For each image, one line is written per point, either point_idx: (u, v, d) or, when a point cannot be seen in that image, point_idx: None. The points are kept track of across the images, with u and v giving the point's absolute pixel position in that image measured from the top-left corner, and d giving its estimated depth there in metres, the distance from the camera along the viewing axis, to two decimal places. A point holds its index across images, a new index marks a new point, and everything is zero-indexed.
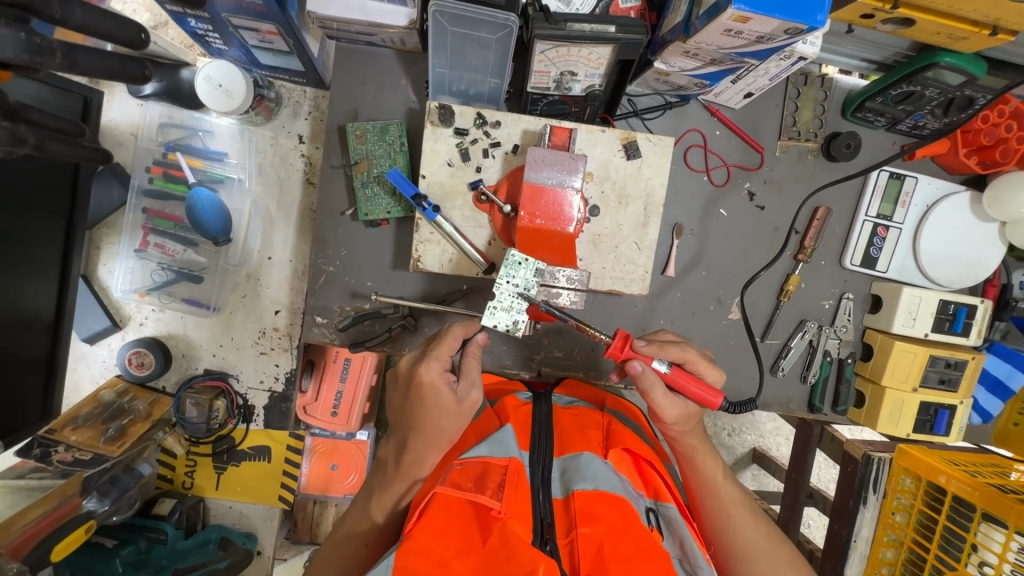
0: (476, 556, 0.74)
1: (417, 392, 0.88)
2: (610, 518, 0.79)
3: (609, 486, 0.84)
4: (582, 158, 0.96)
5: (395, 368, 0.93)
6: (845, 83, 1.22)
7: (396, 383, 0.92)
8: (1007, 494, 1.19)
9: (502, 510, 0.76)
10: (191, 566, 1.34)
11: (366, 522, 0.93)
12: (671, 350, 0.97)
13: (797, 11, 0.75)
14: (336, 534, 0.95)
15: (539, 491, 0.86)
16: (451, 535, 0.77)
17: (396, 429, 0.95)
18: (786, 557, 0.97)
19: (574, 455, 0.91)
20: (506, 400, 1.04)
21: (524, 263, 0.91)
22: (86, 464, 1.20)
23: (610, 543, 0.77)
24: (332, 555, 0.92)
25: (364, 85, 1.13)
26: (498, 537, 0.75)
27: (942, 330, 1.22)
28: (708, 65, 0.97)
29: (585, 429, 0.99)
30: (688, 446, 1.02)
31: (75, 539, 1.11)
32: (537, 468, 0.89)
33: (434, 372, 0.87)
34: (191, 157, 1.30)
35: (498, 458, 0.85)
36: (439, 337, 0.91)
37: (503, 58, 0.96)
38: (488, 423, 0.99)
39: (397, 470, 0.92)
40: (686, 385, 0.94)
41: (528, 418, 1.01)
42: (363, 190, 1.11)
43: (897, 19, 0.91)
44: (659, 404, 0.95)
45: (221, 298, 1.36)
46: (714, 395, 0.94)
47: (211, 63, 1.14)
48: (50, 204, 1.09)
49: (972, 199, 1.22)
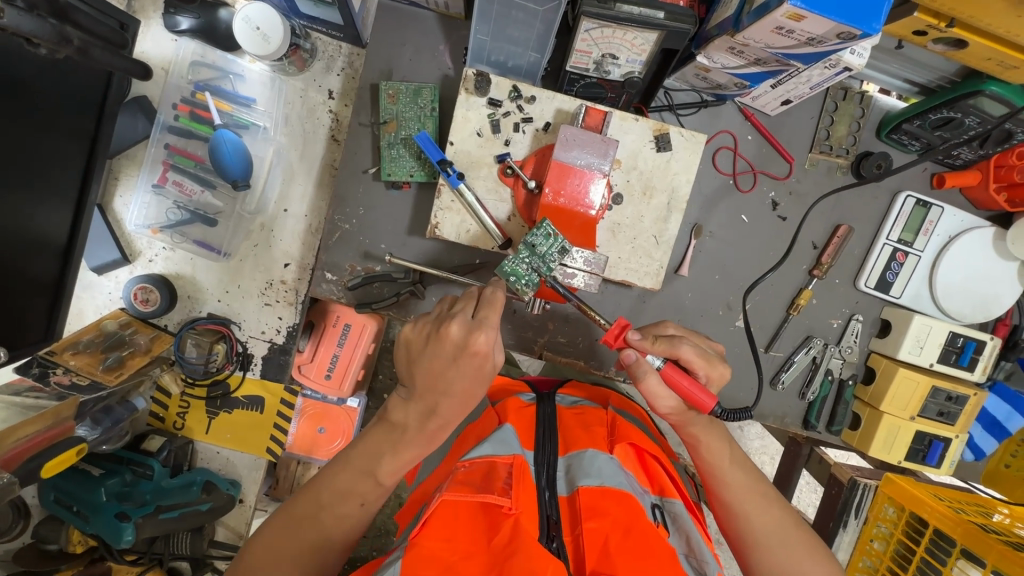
0: (482, 556, 0.77)
1: (470, 362, 0.82)
2: (614, 513, 0.84)
3: (615, 482, 0.88)
4: (613, 143, 0.95)
5: (441, 333, 0.82)
6: (884, 103, 1.20)
7: (440, 348, 0.83)
8: (989, 534, 1.19)
9: (512, 507, 0.81)
10: (172, 504, 1.30)
11: (368, 482, 0.87)
12: (661, 345, 0.94)
13: (852, 15, 0.73)
14: (322, 489, 0.86)
15: (545, 491, 0.92)
16: (459, 538, 0.80)
17: (415, 395, 0.86)
18: (800, 543, 0.96)
19: (578, 453, 0.96)
20: (510, 401, 1.08)
21: (553, 237, 0.92)
22: (83, 390, 1.20)
23: (616, 538, 0.82)
24: (320, 514, 0.84)
25: (401, 46, 1.11)
26: (507, 534, 0.78)
27: (948, 362, 1.21)
28: (751, 65, 0.96)
29: (590, 427, 1.03)
30: (691, 434, 1.00)
31: (66, 460, 1.10)
32: (542, 468, 0.95)
33: (492, 343, 0.82)
34: (219, 99, 1.29)
35: (502, 456, 0.90)
36: (489, 300, 0.84)
37: (546, 34, 0.95)
38: (489, 423, 1.04)
39: (419, 432, 0.87)
40: (678, 382, 0.90)
41: (531, 420, 1.05)
42: (389, 150, 1.10)
43: (950, 40, 0.90)
44: (652, 396, 0.95)
45: (232, 244, 1.36)
46: (706, 397, 0.89)
47: (251, 4, 1.12)
48: (75, 127, 1.08)
49: (996, 235, 1.21)
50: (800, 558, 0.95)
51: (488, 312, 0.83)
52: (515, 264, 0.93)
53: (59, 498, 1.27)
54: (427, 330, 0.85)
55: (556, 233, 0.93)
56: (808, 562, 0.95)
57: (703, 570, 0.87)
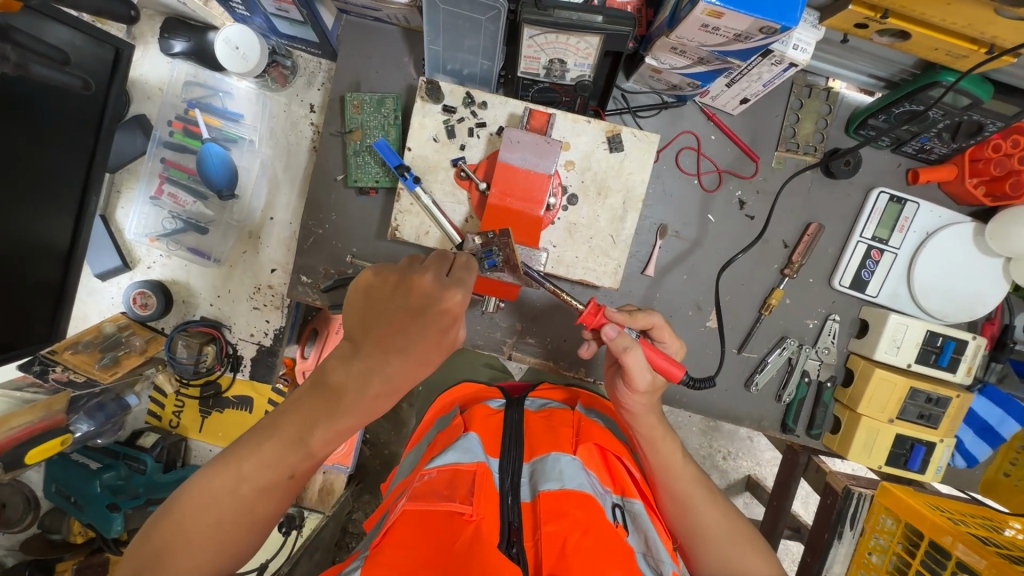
0: (441, 560, 0.76)
1: (437, 320, 0.85)
2: (575, 514, 0.83)
3: (575, 484, 0.88)
4: (557, 144, 0.99)
5: (413, 282, 0.86)
6: (852, 100, 1.19)
7: (411, 298, 0.86)
8: (987, 546, 1.12)
9: (474, 513, 0.83)
10: (163, 497, 1.38)
11: (299, 454, 0.83)
12: (640, 318, 1.01)
13: (769, 10, 0.74)
14: (244, 460, 0.81)
15: (508, 496, 0.91)
16: (421, 545, 0.79)
17: (363, 352, 0.85)
18: (742, 533, 0.99)
19: (541, 458, 0.95)
20: (476, 410, 1.09)
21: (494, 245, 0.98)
22: (77, 386, 1.31)
23: (575, 536, 0.80)
24: (238, 489, 0.80)
25: (368, 59, 1.18)
26: (467, 539, 0.80)
27: (927, 362, 1.17)
28: (697, 65, 0.98)
29: (555, 429, 1.04)
30: (648, 426, 1.02)
31: (52, 447, 1.21)
32: (506, 475, 0.94)
33: (463, 305, 0.86)
34: (209, 115, 1.39)
35: (466, 464, 0.92)
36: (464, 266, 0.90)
37: (494, 42, 0.99)
38: (455, 431, 1.04)
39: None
40: (654, 356, 0.97)
41: (498, 428, 1.05)
42: (356, 157, 1.16)
43: (894, 32, 0.90)
44: (632, 371, 0.94)
45: (223, 250, 1.44)
46: (677, 368, 0.97)
47: (231, 27, 1.21)
48: (73, 142, 1.17)
49: (975, 231, 1.17)
50: (743, 546, 0.98)
51: (464, 274, 0.89)
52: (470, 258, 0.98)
53: (60, 488, 1.37)
54: (394, 280, 0.88)
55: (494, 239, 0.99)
56: (752, 553, 0.98)
57: (659, 569, 0.84)
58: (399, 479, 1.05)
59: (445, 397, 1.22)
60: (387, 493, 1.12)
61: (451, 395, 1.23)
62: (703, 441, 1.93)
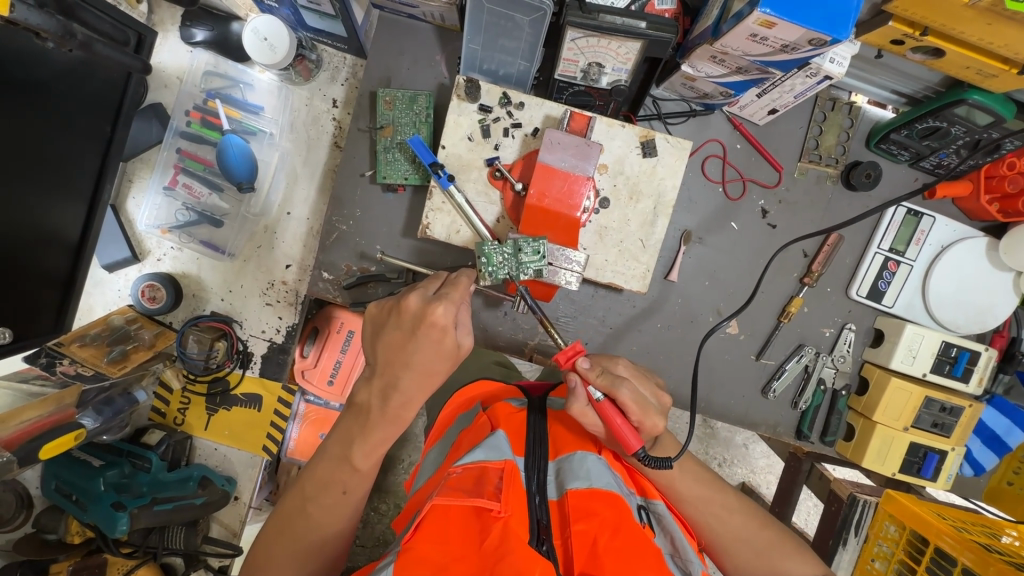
0: (473, 559, 0.73)
1: (422, 346, 0.86)
2: (604, 513, 0.79)
3: (603, 483, 0.85)
4: (596, 147, 1.01)
5: (400, 305, 0.88)
6: (872, 114, 1.22)
7: (401, 321, 0.88)
8: (993, 553, 1.05)
9: (502, 509, 0.77)
10: (168, 496, 1.33)
11: (343, 472, 0.89)
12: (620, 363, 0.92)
13: (821, 22, 0.79)
14: (305, 483, 0.90)
15: (536, 495, 0.86)
16: (452, 540, 0.76)
17: (377, 372, 0.90)
18: (768, 542, 0.97)
19: (568, 456, 0.92)
20: (499, 406, 1.03)
21: (541, 256, 0.98)
22: (87, 379, 1.26)
23: (604, 537, 0.77)
24: (304, 507, 0.88)
25: (400, 56, 1.18)
26: (497, 536, 0.74)
27: (942, 372, 1.20)
28: (734, 74, 1.01)
29: (579, 430, 1.01)
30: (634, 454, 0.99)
31: (64, 443, 1.18)
32: (532, 473, 0.89)
33: (450, 316, 0.86)
34: (229, 106, 1.36)
35: (493, 461, 0.86)
36: (453, 283, 0.91)
37: (534, 43, 1.00)
38: (480, 429, 0.99)
39: (382, 413, 0.89)
40: (611, 419, 0.92)
41: (522, 425, 0.99)
42: (385, 154, 1.15)
43: (928, 49, 0.97)
44: (579, 420, 0.94)
45: (237, 244, 1.41)
46: (630, 441, 0.91)
47: (259, 17, 1.19)
48: (91, 128, 1.13)
49: (989, 245, 1.20)
50: (772, 553, 0.97)
51: (449, 290, 0.89)
52: (493, 251, 0.98)
53: (60, 486, 1.31)
54: (390, 305, 0.91)
55: (545, 255, 0.99)
56: (780, 559, 0.96)
57: (688, 570, 0.81)
58: (424, 478, 1.01)
59: (465, 393, 1.15)
60: (409, 492, 1.07)
61: (469, 391, 1.15)
62: (700, 447, 1.89)
